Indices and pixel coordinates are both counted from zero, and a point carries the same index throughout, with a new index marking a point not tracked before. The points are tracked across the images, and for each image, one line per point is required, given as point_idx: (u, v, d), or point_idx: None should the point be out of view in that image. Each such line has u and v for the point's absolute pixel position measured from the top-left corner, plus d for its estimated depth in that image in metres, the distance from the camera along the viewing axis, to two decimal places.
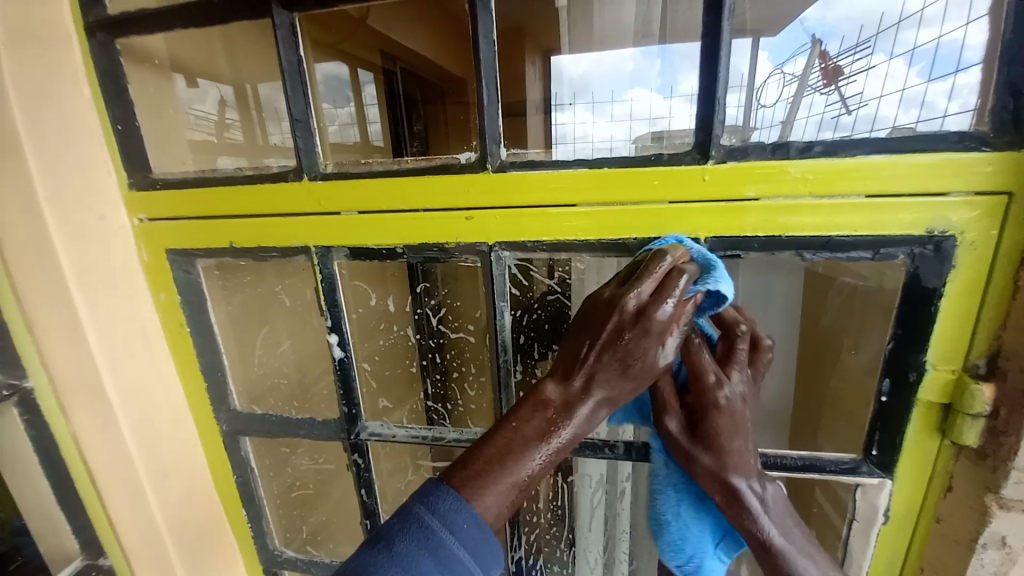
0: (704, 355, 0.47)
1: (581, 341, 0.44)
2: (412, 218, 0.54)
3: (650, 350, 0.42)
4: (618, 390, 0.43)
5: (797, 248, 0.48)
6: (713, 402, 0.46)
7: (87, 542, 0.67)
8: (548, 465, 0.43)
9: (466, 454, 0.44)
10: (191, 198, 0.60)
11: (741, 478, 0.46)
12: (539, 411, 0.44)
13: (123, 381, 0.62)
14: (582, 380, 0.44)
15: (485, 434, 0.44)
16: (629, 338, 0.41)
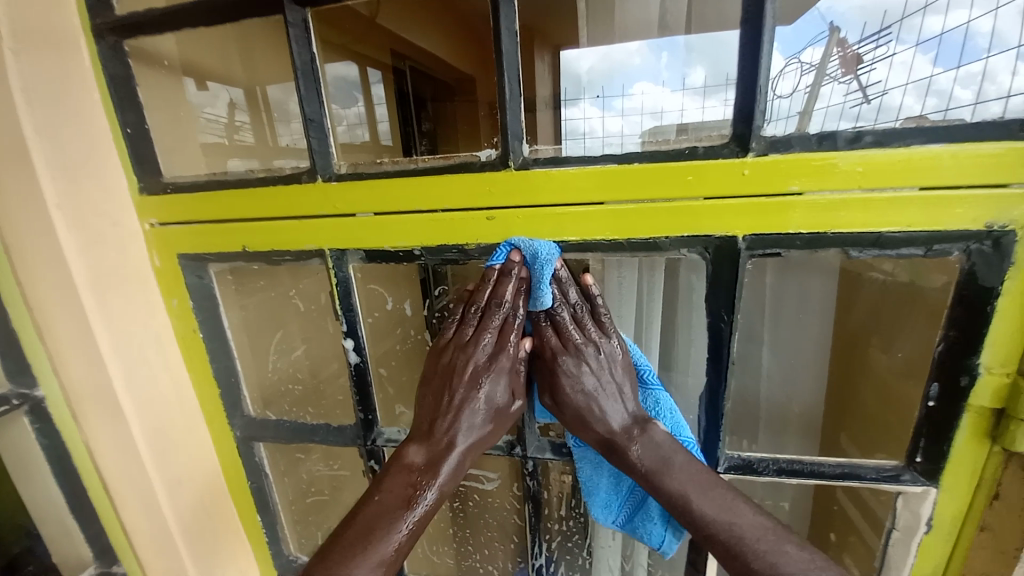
0: (544, 328, 0.49)
1: (428, 398, 0.49)
2: (430, 218, 0.51)
3: (490, 389, 0.48)
4: (473, 439, 0.49)
5: (842, 245, 0.45)
6: (556, 369, 0.48)
7: (101, 551, 0.67)
8: (416, 530, 0.46)
9: (334, 535, 0.45)
10: (203, 202, 0.58)
11: (617, 431, 0.47)
12: (393, 468, 0.48)
13: (136, 388, 0.61)
14: (435, 430, 0.49)
15: (353, 511, 0.46)
16: (476, 379, 0.48)
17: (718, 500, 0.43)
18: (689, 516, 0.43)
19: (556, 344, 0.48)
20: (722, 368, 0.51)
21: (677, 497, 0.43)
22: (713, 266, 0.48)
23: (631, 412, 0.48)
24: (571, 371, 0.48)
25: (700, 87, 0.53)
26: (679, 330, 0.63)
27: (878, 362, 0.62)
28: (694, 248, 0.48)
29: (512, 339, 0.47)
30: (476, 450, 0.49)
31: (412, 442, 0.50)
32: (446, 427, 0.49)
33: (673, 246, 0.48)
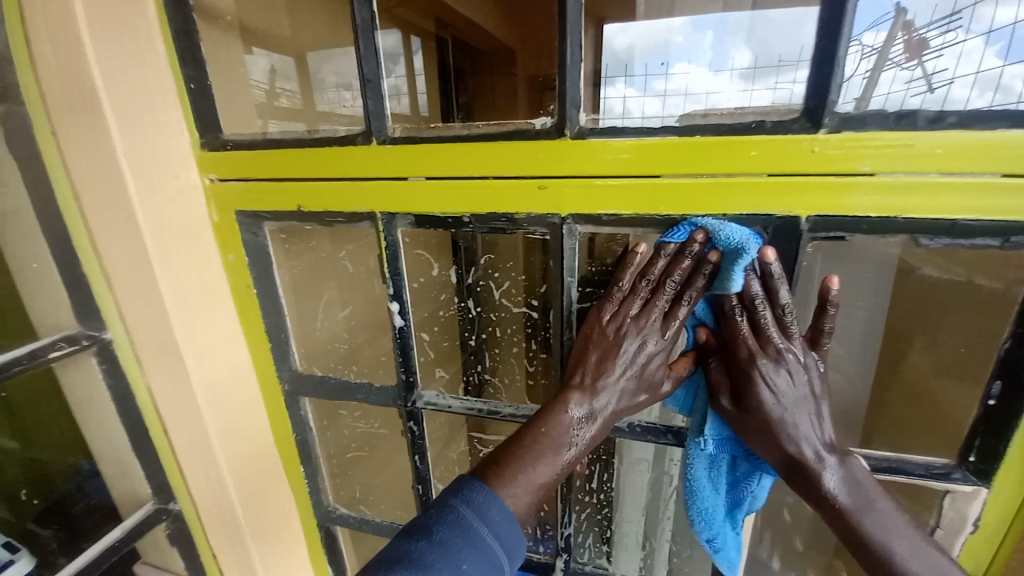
0: (735, 323, 0.47)
1: (592, 351, 0.50)
2: (482, 185, 0.51)
3: (659, 352, 0.49)
4: (631, 397, 0.50)
5: (911, 231, 0.43)
6: (754, 374, 0.46)
7: (157, 488, 0.73)
8: (568, 469, 0.49)
9: (497, 456, 0.48)
10: (260, 160, 0.60)
11: (808, 461, 0.46)
12: (549, 408, 0.49)
13: (195, 338, 0.65)
14: (594, 383, 0.49)
15: (517, 437, 0.49)
16: (644, 345, 0.48)
17: (917, 549, 0.43)
18: (875, 548, 0.43)
19: (754, 347, 0.46)
20: None
21: (870, 532, 0.44)
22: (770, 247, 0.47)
23: (827, 443, 0.46)
24: (774, 379, 0.46)
25: (741, 69, 0.52)
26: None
27: (919, 360, 0.61)
28: (752, 227, 0.46)
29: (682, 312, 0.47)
30: (631, 407, 0.50)
31: (570, 390, 0.50)
32: (607, 381, 0.49)
33: (729, 223, 0.47)
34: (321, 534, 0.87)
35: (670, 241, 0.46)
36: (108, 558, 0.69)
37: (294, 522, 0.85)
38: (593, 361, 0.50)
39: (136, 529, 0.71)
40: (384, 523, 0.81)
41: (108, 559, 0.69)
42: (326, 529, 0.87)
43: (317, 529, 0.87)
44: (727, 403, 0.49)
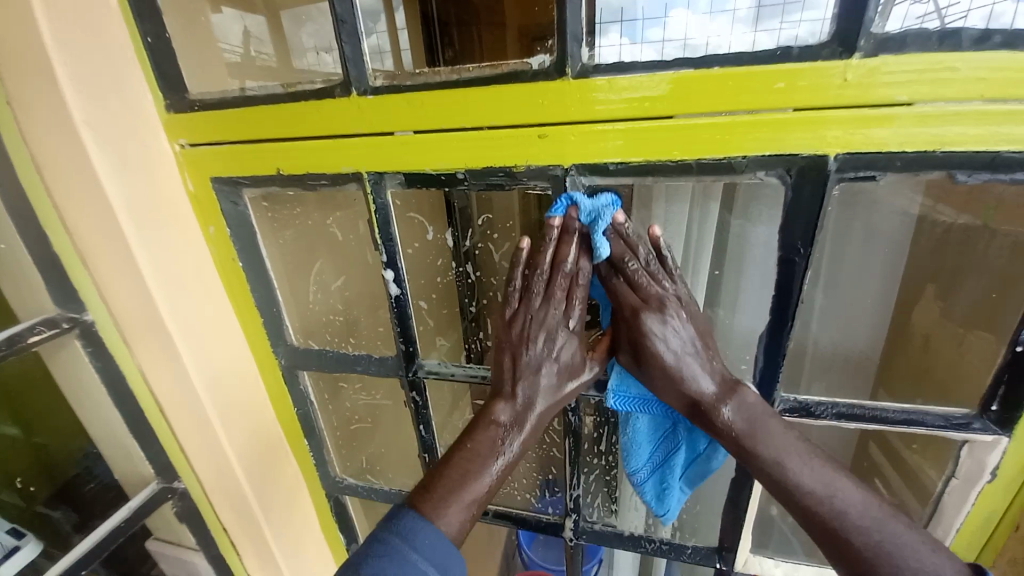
0: (616, 284, 0.49)
1: (504, 355, 0.52)
2: (476, 136, 0.47)
3: (565, 346, 0.51)
4: (549, 396, 0.52)
5: (948, 167, 0.39)
6: (642, 329, 0.48)
7: (161, 469, 0.72)
8: (502, 477, 0.50)
9: (427, 480, 0.49)
10: (233, 121, 0.55)
11: (710, 403, 0.48)
12: (473, 423, 0.52)
13: (183, 315, 0.62)
14: (510, 388, 0.52)
15: (445, 458, 0.50)
16: (549, 339, 0.50)
17: (818, 471, 0.43)
18: (787, 482, 0.44)
19: (636, 301, 0.48)
20: (789, 303, 0.47)
21: (776, 462, 0.45)
22: (794, 191, 0.43)
23: (718, 380, 0.48)
24: (659, 333, 0.47)
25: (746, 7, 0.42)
26: (732, 268, 0.60)
27: (928, 310, 0.59)
28: (774, 170, 0.42)
29: (577, 303, 0.49)
30: (554, 406, 0.52)
31: (495, 402, 0.52)
32: (523, 381, 0.51)
33: (749, 167, 0.43)
34: (331, 504, 0.87)
35: (555, 218, 0.46)
36: (117, 539, 0.69)
37: (303, 494, 0.85)
38: (507, 368, 0.52)
39: (145, 509, 0.71)
40: (393, 491, 0.81)
41: (117, 539, 0.69)
42: (336, 499, 0.87)
43: (326, 499, 0.87)
44: (629, 361, 0.52)
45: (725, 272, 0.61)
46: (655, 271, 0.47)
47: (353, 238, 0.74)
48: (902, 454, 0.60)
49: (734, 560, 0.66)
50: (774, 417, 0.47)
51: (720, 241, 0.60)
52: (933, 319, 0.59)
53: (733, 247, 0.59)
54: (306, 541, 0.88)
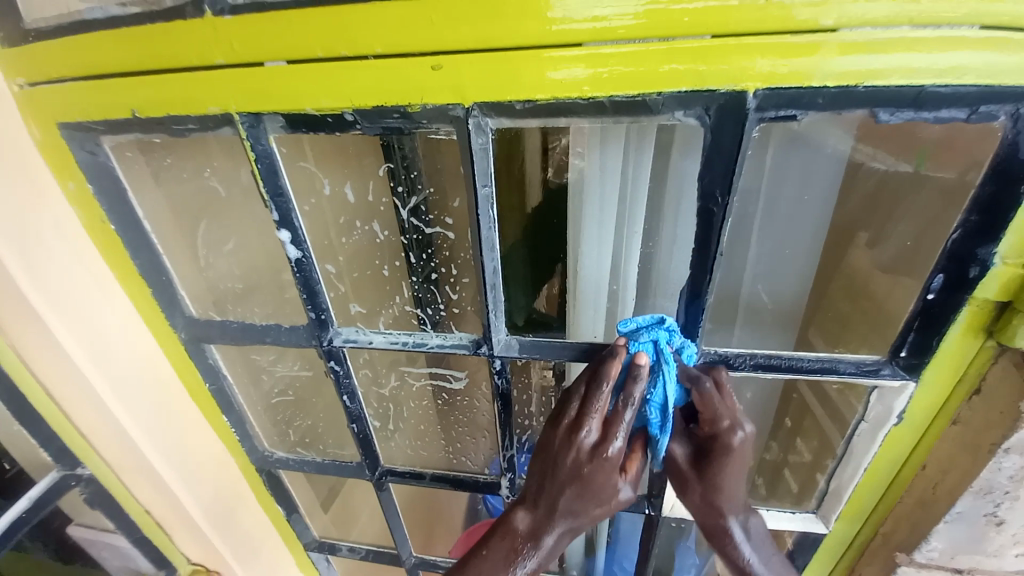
0: (710, 402, 0.48)
1: (543, 476, 0.48)
2: (362, 69, 0.40)
3: (608, 481, 0.45)
4: (580, 521, 0.48)
5: (870, 104, 0.37)
6: (723, 449, 0.48)
7: (58, 455, 0.65)
8: None
9: (454, 569, 0.52)
10: (73, 50, 0.45)
11: (732, 550, 0.54)
12: (495, 526, 0.52)
13: (51, 288, 0.54)
14: (540, 507, 0.49)
15: (466, 557, 0.52)
16: (595, 492, 0.46)
17: None
18: None
19: (730, 418, 0.47)
20: (709, 257, 0.45)
21: None
22: (713, 132, 0.39)
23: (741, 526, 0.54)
24: (734, 461, 0.49)
25: None
26: (668, 229, 0.57)
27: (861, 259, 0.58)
28: (692, 110, 0.39)
29: (624, 428, 0.44)
30: (575, 530, 0.50)
31: (517, 508, 0.51)
32: (554, 513, 0.48)
33: (665, 105, 0.38)
34: (264, 479, 0.82)
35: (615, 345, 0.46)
36: (22, 528, 0.65)
37: (233, 473, 0.80)
38: (541, 491, 0.48)
39: (45, 498, 0.65)
40: (326, 461, 0.78)
41: (22, 529, 0.65)
42: (269, 474, 0.82)
43: (258, 474, 0.82)
44: (681, 457, 0.51)
45: (659, 232, 0.59)
46: (734, 411, 0.48)
47: (239, 193, 0.64)
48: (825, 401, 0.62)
49: (660, 506, 0.68)
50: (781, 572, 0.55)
51: (655, 194, 0.57)
52: (866, 269, 0.58)
53: (670, 196, 0.55)
54: (244, 517, 0.84)
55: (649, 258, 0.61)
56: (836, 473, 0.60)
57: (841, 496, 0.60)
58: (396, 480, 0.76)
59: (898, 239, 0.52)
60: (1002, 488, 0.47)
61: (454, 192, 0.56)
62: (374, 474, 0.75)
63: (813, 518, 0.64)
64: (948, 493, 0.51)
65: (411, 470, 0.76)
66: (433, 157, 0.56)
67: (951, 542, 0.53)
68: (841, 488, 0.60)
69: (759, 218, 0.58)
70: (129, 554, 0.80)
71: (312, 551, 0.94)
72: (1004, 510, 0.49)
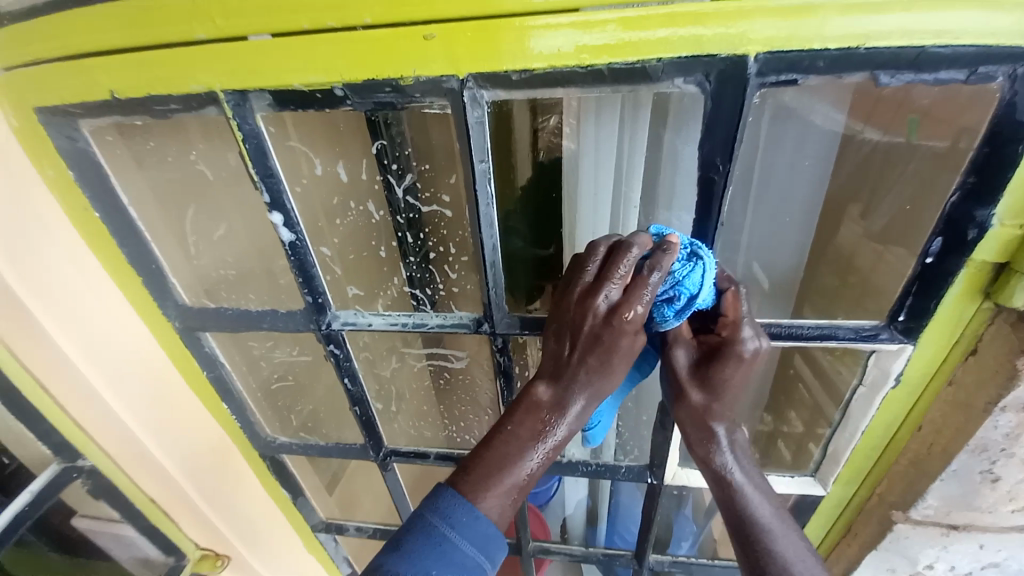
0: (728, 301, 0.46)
1: (563, 343, 0.47)
2: (350, 40, 0.38)
3: (625, 346, 0.45)
4: (596, 391, 0.47)
5: (872, 67, 0.36)
6: (726, 366, 0.46)
7: (58, 449, 0.64)
8: (540, 466, 0.47)
9: (468, 462, 0.47)
10: (44, 30, 0.43)
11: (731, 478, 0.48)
12: (511, 408, 0.49)
13: (38, 281, 0.53)
14: (559, 379, 0.47)
15: (484, 441, 0.48)
16: (613, 354, 0.45)
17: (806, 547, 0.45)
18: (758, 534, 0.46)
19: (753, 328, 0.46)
20: (709, 227, 0.45)
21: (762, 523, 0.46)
22: (713, 99, 0.38)
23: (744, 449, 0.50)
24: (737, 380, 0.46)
25: None
26: (662, 204, 0.58)
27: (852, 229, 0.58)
28: (692, 77, 0.38)
29: (647, 293, 0.43)
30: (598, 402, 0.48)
31: (538, 381, 0.49)
32: (573, 383, 0.47)
33: (664, 72, 0.37)
34: (268, 464, 0.83)
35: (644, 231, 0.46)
36: (24, 523, 0.65)
37: (236, 459, 0.81)
38: (564, 355, 0.47)
39: (46, 492, 0.65)
40: (329, 444, 0.79)
41: (24, 523, 0.65)
42: (273, 459, 0.83)
43: (262, 459, 0.82)
44: (685, 363, 0.48)
45: (656, 207, 0.58)
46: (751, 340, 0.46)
47: (227, 176, 0.60)
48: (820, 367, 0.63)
49: (661, 476, 0.70)
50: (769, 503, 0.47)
51: (650, 168, 0.57)
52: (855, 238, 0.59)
53: (666, 169, 0.55)
54: (250, 501, 0.85)
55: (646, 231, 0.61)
56: (833, 437, 0.61)
57: (839, 459, 0.62)
58: (400, 459, 0.77)
59: (891, 207, 0.53)
60: (998, 446, 0.49)
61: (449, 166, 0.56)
62: (379, 455, 0.76)
63: (810, 481, 0.66)
64: (943, 452, 0.52)
65: (415, 450, 0.77)
66: (422, 132, 0.54)
67: (946, 498, 0.55)
68: (838, 452, 0.61)
69: (753, 192, 0.58)
70: (139, 542, 0.81)
71: (319, 532, 0.95)
72: (998, 467, 0.51)
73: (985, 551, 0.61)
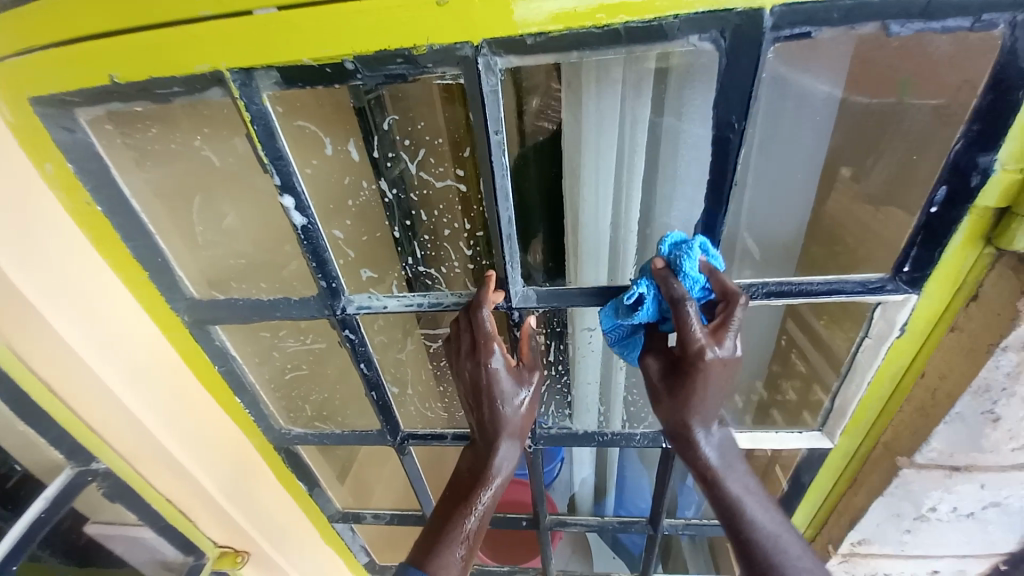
0: (685, 309, 0.45)
1: (468, 407, 0.61)
2: (360, 10, 0.38)
3: (500, 387, 0.56)
4: (511, 433, 0.59)
5: (882, 18, 0.37)
6: (699, 353, 0.46)
7: (72, 452, 0.63)
8: (483, 517, 0.59)
9: (426, 538, 0.59)
10: (33, 13, 0.41)
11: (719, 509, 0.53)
12: (454, 473, 0.63)
13: (43, 279, 0.51)
14: (478, 438, 0.61)
15: (437, 509, 0.61)
16: (496, 399, 0.57)
17: (775, 521, 0.52)
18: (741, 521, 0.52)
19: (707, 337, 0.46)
20: (724, 189, 0.46)
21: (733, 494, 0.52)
22: (729, 56, 0.39)
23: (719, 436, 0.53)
24: (710, 371, 0.47)
25: None
26: (662, 177, 0.60)
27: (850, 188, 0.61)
28: (707, 34, 0.38)
29: (492, 337, 0.54)
30: (516, 441, 0.59)
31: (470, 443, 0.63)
32: (486, 438, 0.59)
33: (681, 30, 0.38)
34: (283, 456, 0.83)
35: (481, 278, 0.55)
36: (41, 529, 0.64)
37: (251, 453, 0.81)
38: (475, 415, 0.60)
39: (62, 496, 0.64)
40: (345, 432, 0.79)
41: (41, 530, 0.64)
42: (288, 450, 0.83)
43: (277, 452, 0.82)
44: (655, 368, 0.52)
45: (657, 182, 0.61)
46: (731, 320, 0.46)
47: (238, 161, 0.59)
48: (817, 326, 0.66)
49: (676, 439, 0.71)
50: (761, 500, 0.53)
51: (651, 145, 0.58)
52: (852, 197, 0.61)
53: (667, 145, 0.57)
54: (265, 495, 0.85)
55: (648, 209, 0.64)
56: (840, 391, 0.64)
57: (846, 412, 0.64)
58: (417, 442, 0.77)
59: (879, 164, 0.55)
60: (999, 385, 0.51)
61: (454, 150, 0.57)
62: (396, 439, 0.76)
63: (819, 435, 0.68)
64: (946, 396, 0.55)
65: (432, 432, 0.77)
66: (430, 114, 0.56)
67: (951, 441, 0.57)
68: (845, 405, 0.64)
69: (751, 165, 0.58)
70: (156, 543, 0.80)
71: (336, 522, 0.96)
72: (999, 407, 0.53)
73: (986, 491, 0.64)
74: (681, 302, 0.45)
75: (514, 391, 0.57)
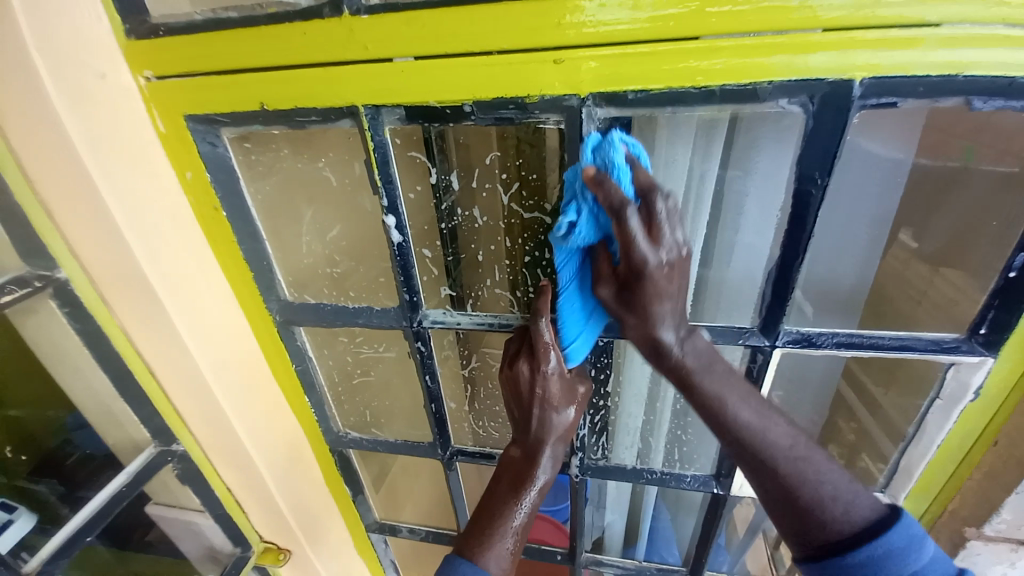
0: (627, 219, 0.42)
1: (514, 410, 0.63)
2: (485, 63, 0.44)
3: (553, 392, 0.58)
4: (557, 436, 0.61)
5: (966, 93, 0.40)
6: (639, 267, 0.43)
7: (156, 432, 0.69)
8: (527, 519, 0.59)
9: (471, 533, 0.59)
10: (203, 48, 0.49)
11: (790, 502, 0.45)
12: (494, 475, 0.64)
13: (167, 271, 0.58)
14: (522, 441, 0.62)
15: (478, 509, 0.61)
16: (547, 403, 0.59)
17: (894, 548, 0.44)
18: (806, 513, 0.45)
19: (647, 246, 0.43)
20: (801, 238, 0.48)
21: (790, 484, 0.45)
22: (815, 118, 0.42)
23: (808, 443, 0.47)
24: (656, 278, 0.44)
25: None
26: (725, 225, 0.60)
27: None
28: (797, 98, 0.42)
29: (550, 343, 0.56)
30: (560, 445, 0.61)
31: (511, 445, 0.64)
32: (533, 442, 0.61)
33: (772, 94, 0.42)
34: (336, 458, 0.86)
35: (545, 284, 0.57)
36: (119, 504, 0.68)
37: (306, 451, 0.84)
38: (522, 420, 0.61)
39: (142, 474, 0.69)
40: (398, 441, 0.82)
41: (119, 504, 0.68)
42: (340, 453, 0.86)
43: (331, 453, 0.86)
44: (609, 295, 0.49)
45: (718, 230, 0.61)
46: (663, 218, 0.43)
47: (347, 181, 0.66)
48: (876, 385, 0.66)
49: (728, 485, 0.72)
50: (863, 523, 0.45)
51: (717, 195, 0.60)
52: None
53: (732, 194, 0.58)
54: (312, 496, 0.88)
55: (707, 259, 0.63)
56: (905, 452, 0.62)
57: (911, 473, 0.62)
58: (464, 459, 0.80)
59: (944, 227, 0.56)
60: None
61: (527, 193, 0.60)
62: (445, 454, 0.79)
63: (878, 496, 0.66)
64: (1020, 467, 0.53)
65: (480, 450, 0.80)
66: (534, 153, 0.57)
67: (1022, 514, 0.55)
68: (911, 466, 0.62)
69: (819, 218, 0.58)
70: (206, 531, 0.84)
71: (373, 532, 0.98)
72: None
73: None
74: (621, 209, 0.41)
75: (564, 398, 0.59)
